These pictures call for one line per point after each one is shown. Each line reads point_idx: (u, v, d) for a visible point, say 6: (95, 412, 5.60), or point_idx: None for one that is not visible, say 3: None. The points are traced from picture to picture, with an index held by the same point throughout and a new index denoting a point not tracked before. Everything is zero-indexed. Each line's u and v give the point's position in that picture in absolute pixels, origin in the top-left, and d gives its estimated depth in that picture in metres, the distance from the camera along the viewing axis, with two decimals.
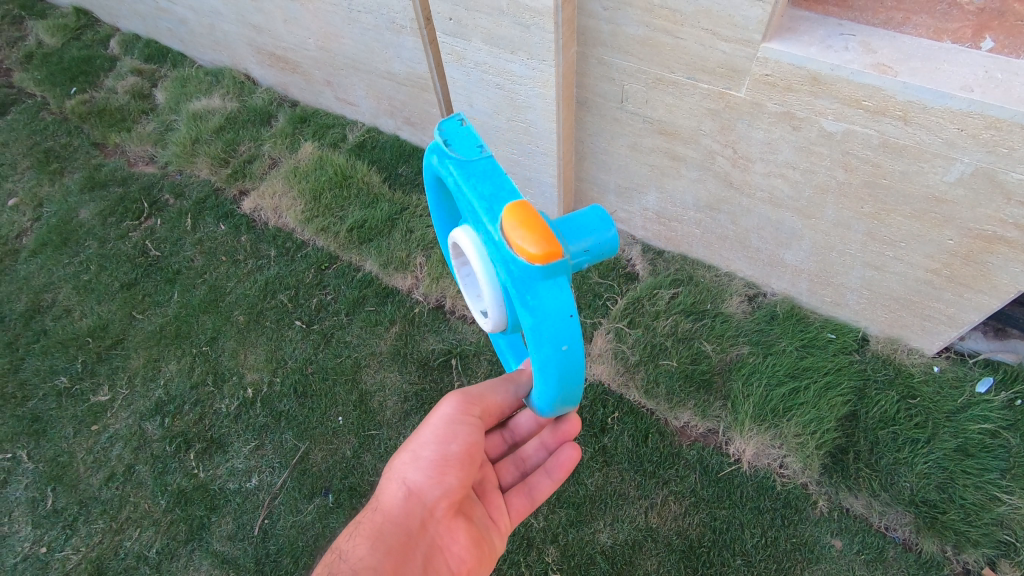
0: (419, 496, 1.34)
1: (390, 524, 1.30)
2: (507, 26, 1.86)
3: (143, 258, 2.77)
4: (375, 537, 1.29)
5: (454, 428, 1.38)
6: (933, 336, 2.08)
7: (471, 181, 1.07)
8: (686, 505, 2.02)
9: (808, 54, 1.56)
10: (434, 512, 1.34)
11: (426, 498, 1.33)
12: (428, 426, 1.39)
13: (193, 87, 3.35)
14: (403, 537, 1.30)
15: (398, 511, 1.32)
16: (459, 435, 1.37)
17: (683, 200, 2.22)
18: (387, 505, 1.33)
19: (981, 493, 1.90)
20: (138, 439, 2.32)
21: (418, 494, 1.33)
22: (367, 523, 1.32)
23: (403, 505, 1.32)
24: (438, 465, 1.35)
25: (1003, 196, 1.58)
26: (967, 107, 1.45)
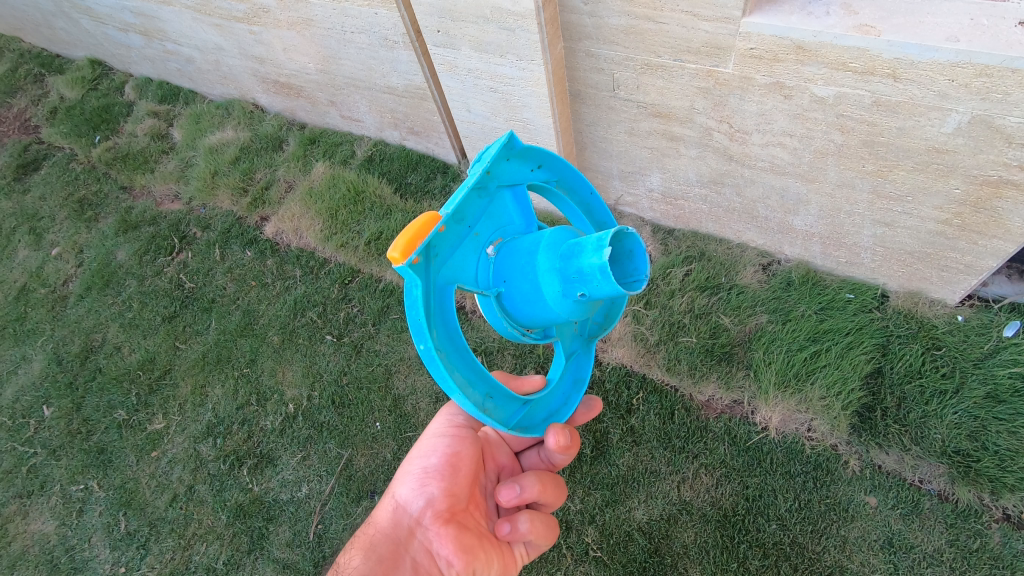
0: (406, 506, 1.37)
1: (382, 535, 1.35)
2: (493, 32, 1.91)
3: (179, 291, 2.93)
4: (369, 550, 1.33)
5: (436, 440, 1.41)
6: (954, 286, 2.08)
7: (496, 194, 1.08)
8: (718, 476, 2.07)
9: (789, 23, 1.55)
10: (426, 523, 1.33)
11: (413, 508, 1.35)
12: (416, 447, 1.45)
13: (207, 123, 3.50)
14: (392, 545, 1.34)
15: (388, 523, 1.36)
16: (438, 448, 1.39)
17: (686, 178, 2.25)
18: (381, 520, 1.38)
19: (1016, 438, 1.90)
20: (195, 460, 2.48)
21: (406, 506, 1.36)
22: (364, 539, 1.37)
23: (391, 519, 1.36)
24: (419, 478, 1.37)
25: (1003, 140, 1.54)
26: (955, 58, 1.42)
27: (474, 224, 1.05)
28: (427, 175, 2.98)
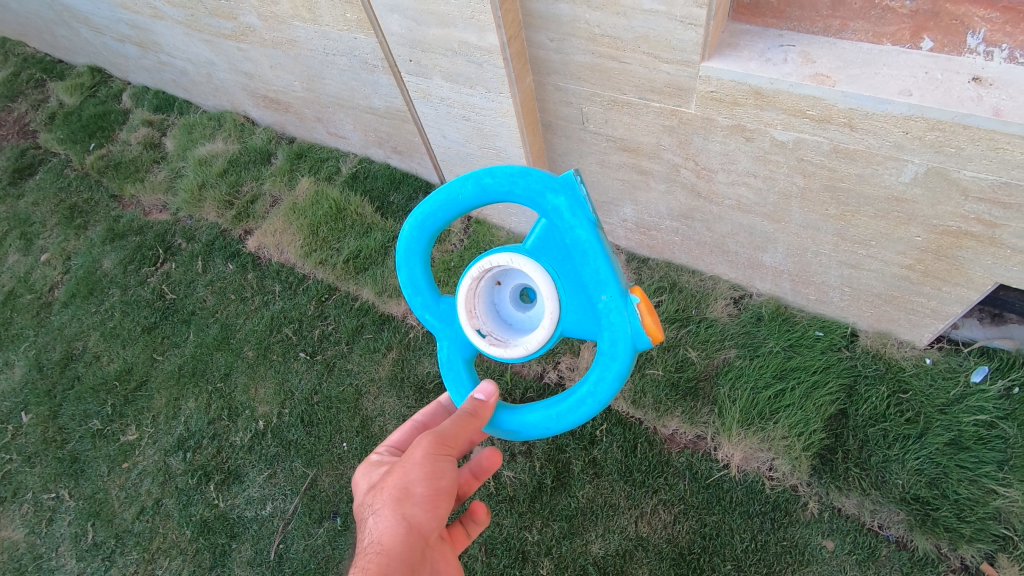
0: (418, 529, 1.18)
1: (393, 562, 1.11)
2: (462, 64, 1.92)
3: (160, 302, 2.97)
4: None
5: (443, 462, 1.25)
6: (923, 329, 2.05)
7: (589, 242, 1.24)
8: (676, 513, 2.06)
9: (746, 70, 1.55)
10: (431, 547, 1.20)
11: (424, 531, 1.18)
12: (409, 461, 1.24)
13: (198, 134, 3.54)
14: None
15: (399, 547, 1.13)
16: (447, 467, 1.25)
17: (657, 211, 2.25)
18: (387, 544, 1.13)
19: (976, 487, 1.88)
20: (164, 473, 2.50)
21: (416, 527, 1.17)
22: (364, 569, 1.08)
23: (401, 543, 1.14)
24: (431, 498, 1.21)
25: (960, 193, 1.53)
26: (907, 111, 1.41)
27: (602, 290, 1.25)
28: (410, 194, 3.00)
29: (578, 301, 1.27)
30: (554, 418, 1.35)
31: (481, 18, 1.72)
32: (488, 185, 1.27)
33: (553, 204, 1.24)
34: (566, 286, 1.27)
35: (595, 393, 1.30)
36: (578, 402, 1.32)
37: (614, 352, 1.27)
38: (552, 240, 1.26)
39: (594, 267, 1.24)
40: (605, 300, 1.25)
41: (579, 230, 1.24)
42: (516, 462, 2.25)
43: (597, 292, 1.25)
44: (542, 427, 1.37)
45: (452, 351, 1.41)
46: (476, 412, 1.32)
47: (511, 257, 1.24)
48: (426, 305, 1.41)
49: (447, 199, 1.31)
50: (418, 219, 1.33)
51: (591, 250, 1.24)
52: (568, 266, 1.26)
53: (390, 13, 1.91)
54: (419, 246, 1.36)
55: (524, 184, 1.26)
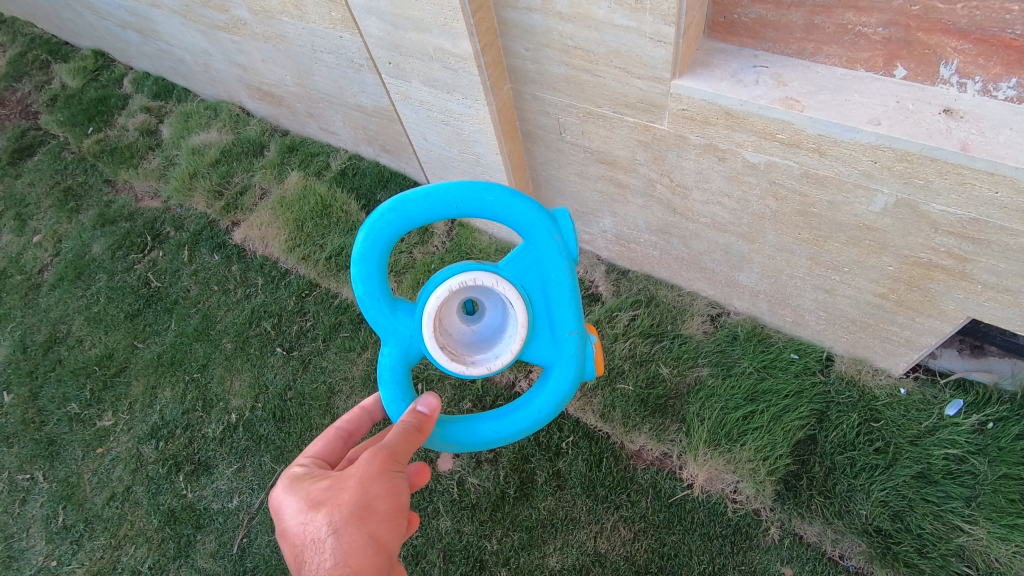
0: (384, 547, 1.03)
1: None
2: (438, 70, 1.91)
3: (145, 289, 2.99)
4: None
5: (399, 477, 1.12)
6: (897, 358, 2.01)
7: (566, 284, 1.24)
8: (636, 530, 2.05)
9: (717, 90, 1.52)
10: (393, 569, 1.05)
11: (389, 551, 1.04)
12: (366, 476, 1.08)
13: (194, 123, 3.56)
14: None
15: (369, 569, 0.98)
16: (402, 483, 1.13)
17: (636, 224, 2.23)
18: (355, 565, 0.96)
19: (941, 522, 1.85)
20: (136, 461, 2.53)
21: (382, 546, 1.02)
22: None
23: (370, 563, 0.98)
24: (394, 514, 1.07)
25: (930, 225, 1.50)
26: (875, 140, 1.38)
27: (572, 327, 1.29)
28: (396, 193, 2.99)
29: (545, 333, 1.28)
30: (500, 429, 1.32)
31: (455, 25, 1.70)
32: (489, 204, 1.15)
33: (548, 240, 1.19)
34: (538, 316, 1.26)
35: (540, 410, 1.33)
36: (525, 417, 1.33)
37: (561, 377, 1.32)
38: (535, 273, 1.22)
39: (568, 308, 1.26)
40: (576, 337, 1.30)
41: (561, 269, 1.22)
42: (481, 469, 2.25)
43: (565, 328, 1.28)
44: (486, 438, 1.33)
45: (395, 358, 1.27)
46: (421, 424, 1.21)
47: (496, 279, 1.15)
48: (378, 308, 1.23)
49: (429, 198, 1.14)
50: (392, 213, 1.14)
51: (569, 291, 1.24)
52: (543, 298, 1.24)
53: (369, 15, 1.90)
54: (381, 243, 1.16)
55: (522, 211, 1.17)
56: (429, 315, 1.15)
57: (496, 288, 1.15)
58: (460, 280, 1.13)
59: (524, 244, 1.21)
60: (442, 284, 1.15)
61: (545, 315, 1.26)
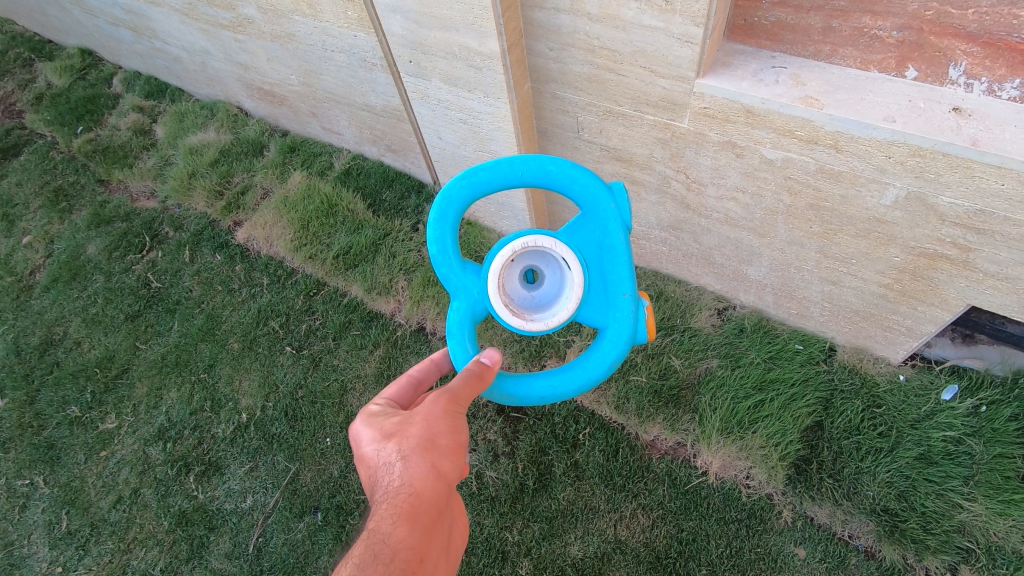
0: (443, 476, 1.13)
1: (424, 506, 1.07)
2: (462, 68, 1.96)
3: (145, 290, 2.94)
4: (413, 521, 1.04)
5: (459, 419, 1.21)
6: (897, 346, 2.11)
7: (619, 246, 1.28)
8: (654, 517, 2.10)
9: (739, 88, 1.60)
10: (452, 496, 1.16)
11: (448, 480, 1.14)
12: (430, 414, 1.18)
13: (190, 122, 3.52)
14: (436, 516, 1.08)
15: (429, 492, 1.09)
16: (464, 423, 1.21)
17: (647, 221, 2.30)
18: (417, 488, 1.08)
19: (943, 500, 1.95)
20: (143, 463, 2.49)
21: (443, 476, 1.13)
22: (396, 511, 1.04)
23: (432, 487, 1.10)
24: (454, 450, 1.16)
25: (937, 218, 1.60)
26: (891, 137, 1.47)
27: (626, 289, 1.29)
28: (402, 193, 3.01)
29: (598, 294, 1.30)
30: (554, 387, 1.29)
31: (483, 24, 1.74)
32: (549, 173, 1.26)
33: (604, 206, 1.27)
34: (592, 280, 1.30)
35: (595, 370, 1.28)
36: (579, 376, 1.28)
37: (617, 341, 1.28)
38: (591, 239, 1.29)
39: (622, 270, 1.28)
40: (631, 299, 1.28)
41: (616, 233, 1.28)
42: (499, 463, 2.28)
43: (619, 289, 1.29)
44: (539, 395, 1.30)
45: (463, 312, 1.32)
46: (484, 371, 1.24)
47: (554, 241, 1.22)
48: (449, 267, 1.32)
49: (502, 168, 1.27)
50: (464, 180, 1.28)
51: (623, 253, 1.28)
52: (597, 263, 1.30)
53: (393, 14, 1.95)
54: (457, 206, 1.29)
55: (582, 182, 1.27)
56: (495, 274, 1.23)
57: (553, 250, 1.23)
58: (523, 242, 1.22)
59: (581, 213, 1.30)
60: (507, 246, 1.23)
61: (599, 277, 1.30)
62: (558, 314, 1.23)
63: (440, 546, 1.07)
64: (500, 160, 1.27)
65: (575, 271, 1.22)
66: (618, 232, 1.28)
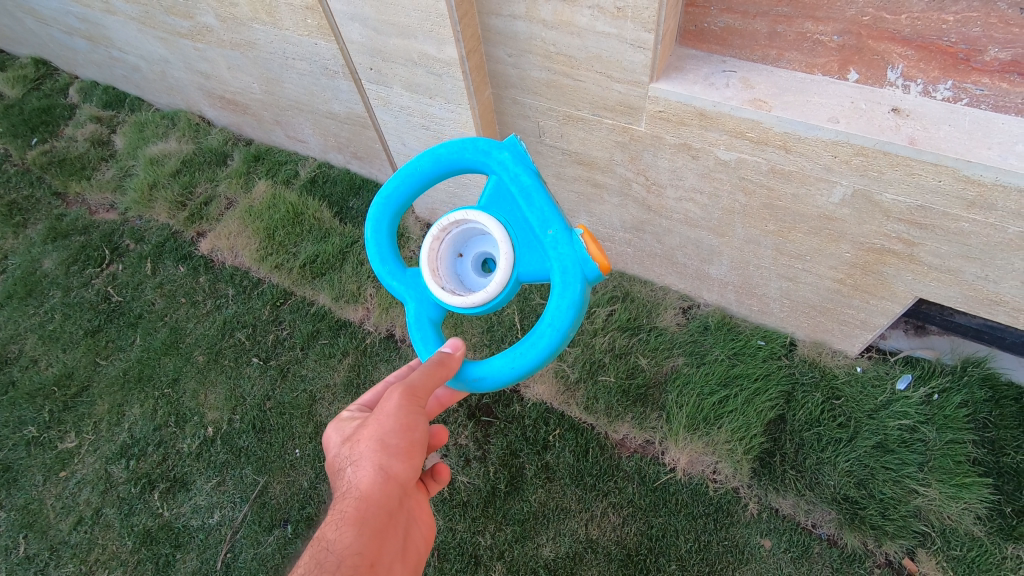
0: (395, 477, 1.13)
1: (373, 509, 1.07)
2: (421, 75, 1.97)
3: (105, 304, 2.87)
4: (360, 525, 1.04)
5: (415, 416, 1.20)
6: (853, 339, 2.18)
7: (527, 188, 1.23)
8: (625, 515, 2.13)
9: (691, 92, 1.65)
10: (410, 496, 1.15)
11: (402, 481, 1.13)
12: (384, 413, 1.19)
13: (150, 132, 3.45)
14: (386, 518, 1.08)
15: (379, 494, 1.09)
16: (421, 420, 1.21)
17: (611, 223, 2.34)
18: (365, 490, 1.09)
19: (900, 486, 2.02)
20: (105, 482, 2.42)
21: (395, 476, 1.13)
22: (342, 515, 1.05)
23: (383, 490, 1.10)
24: (407, 449, 1.16)
25: (882, 214, 1.66)
26: (835, 137, 1.53)
27: (548, 226, 1.20)
28: (369, 200, 3.00)
29: (529, 246, 1.24)
30: (518, 362, 1.23)
31: (441, 31, 1.76)
32: (445, 156, 1.29)
33: (499, 157, 1.25)
34: (517, 234, 1.25)
35: (553, 326, 1.18)
36: (540, 340, 1.20)
37: (565, 282, 1.18)
38: (505, 192, 1.25)
39: (540, 208, 1.21)
40: (557, 234, 1.20)
41: (522, 177, 1.24)
42: (470, 467, 2.28)
43: (542, 227, 1.21)
44: (509, 376, 1.25)
45: (420, 312, 1.33)
46: (445, 359, 1.24)
47: (466, 211, 1.23)
48: (394, 274, 1.35)
49: (407, 175, 1.32)
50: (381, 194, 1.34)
51: (532, 192, 1.22)
52: (517, 215, 1.24)
53: (351, 22, 1.95)
54: (386, 222, 1.34)
55: (473, 148, 1.28)
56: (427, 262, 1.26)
57: (471, 220, 1.23)
58: (439, 225, 1.24)
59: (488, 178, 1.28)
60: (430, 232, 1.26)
61: (521, 225, 1.24)
62: (495, 277, 1.20)
63: (393, 549, 1.06)
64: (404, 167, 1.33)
65: (493, 228, 1.21)
66: (524, 175, 1.23)
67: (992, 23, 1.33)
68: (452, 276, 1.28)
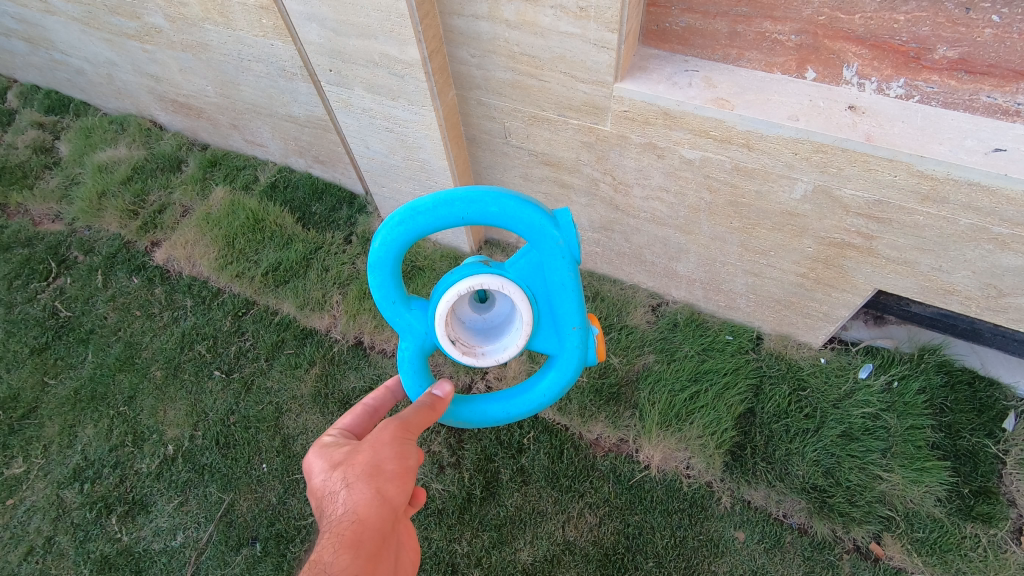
0: (389, 502, 1.08)
1: (368, 532, 1.01)
2: (383, 76, 1.93)
3: (53, 320, 2.72)
4: (356, 548, 0.97)
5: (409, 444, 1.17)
6: (817, 331, 2.23)
7: (567, 284, 1.22)
8: (601, 515, 2.13)
9: (656, 91, 1.65)
10: (400, 524, 1.10)
11: (394, 507, 1.08)
12: (377, 441, 1.15)
13: (98, 138, 3.29)
14: (380, 542, 1.02)
15: (374, 517, 1.04)
16: (412, 449, 1.18)
17: (579, 223, 2.33)
18: (360, 513, 1.03)
19: (865, 473, 2.08)
20: (57, 508, 2.29)
21: (388, 502, 1.08)
22: (339, 537, 0.98)
23: (377, 512, 1.05)
24: (401, 475, 1.12)
25: (842, 209, 1.71)
26: (795, 134, 1.56)
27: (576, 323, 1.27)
28: (333, 205, 2.92)
29: (549, 326, 1.29)
30: (508, 409, 1.36)
31: (402, 31, 1.72)
32: (493, 215, 1.17)
33: (551, 243, 1.19)
34: (541, 313, 1.27)
35: (546, 394, 1.34)
36: (533, 400, 1.35)
37: (569, 367, 1.32)
38: (540, 275, 1.23)
39: (571, 305, 1.25)
40: (579, 330, 1.28)
41: (566, 274, 1.22)
42: (444, 474, 2.24)
43: (569, 322, 1.27)
44: (495, 418, 1.38)
45: (412, 350, 1.33)
46: (436, 403, 1.27)
47: (501, 282, 1.17)
48: (393, 308, 1.29)
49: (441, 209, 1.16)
50: (401, 225, 1.17)
51: (572, 289, 1.23)
52: (547, 298, 1.25)
53: (308, 23, 1.89)
54: (395, 251, 1.20)
55: (526, 220, 1.18)
56: (443, 314, 1.20)
57: (503, 291, 1.18)
58: (468, 285, 1.16)
59: (526, 247, 1.22)
60: (451, 287, 1.18)
61: (547, 309, 1.27)
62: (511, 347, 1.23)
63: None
64: (438, 199, 1.17)
65: (524, 311, 1.20)
66: (568, 271, 1.21)
67: (941, 22, 1.37)
68: (456, 321, 1.26)
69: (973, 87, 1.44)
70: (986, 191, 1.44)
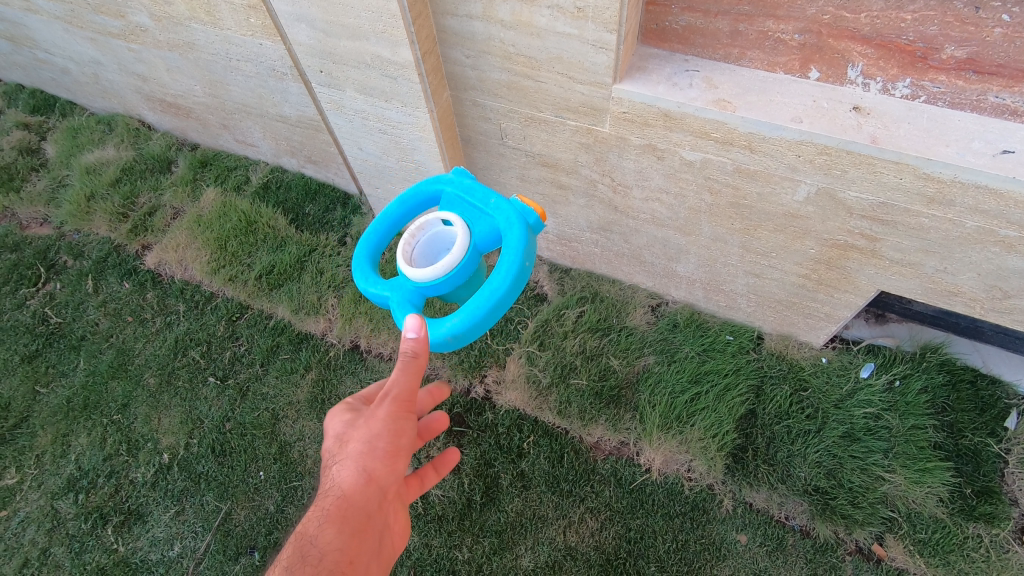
0: (378, 480, 1.11)
1: (354, 509, 1.06)
2: (376, 78, 1.88)
3: (43, 327, 2.68)
4: (341, 523, 1.04)
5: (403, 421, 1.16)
6: (818, 331, 2.20)
7: (469, 184, 1.36)
8: (602, 519, 2.11)
9: (655, 93, 1.61)
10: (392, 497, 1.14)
11: (383, 485, 1.12)
12: (373, 415, 1.15)
13: (85, 139, 3.23)
14: (366, 518, 1.07)
15: (361, 495, 1.08)
16: (408, 425, 1.17)
17: (577, 224, 2.30)
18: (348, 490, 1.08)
19: (867, 474, 2.06)
20: (52, 519, 2.27)
21: (377, 480, 1.11)
22: (325, 513, 1.05)
23: (363, 491, 1.09)
24: (392, 453, 1.14)
25: (846, 211, 1.68)
26: (798, 136, 1.52)
27: (487, 198, 1.31)
28: (327, 205, 2.87)
29: (476, 222, 1.31)
30: (485, 300, 1.19)
31: (394, 32, 1.67)
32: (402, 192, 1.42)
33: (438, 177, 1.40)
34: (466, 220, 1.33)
35: (505, 261, 1.20)
36: (505, 270, 1.19)
37: (509, 228, 1.24)
38: (456, 199, 1.36)
39: (481, 189, 1.34)
40: (495, 199, 1.30)
41: (464, 180, 1.37)
42: (444, 480, 2.23)
43: (484, 199, 1.32)
44: (483, 313, 1.20)
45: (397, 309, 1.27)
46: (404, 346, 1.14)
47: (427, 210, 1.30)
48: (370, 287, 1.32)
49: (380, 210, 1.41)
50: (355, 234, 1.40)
51: (474, 184, 1.36)
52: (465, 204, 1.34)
53: (297, 23, 1.84)
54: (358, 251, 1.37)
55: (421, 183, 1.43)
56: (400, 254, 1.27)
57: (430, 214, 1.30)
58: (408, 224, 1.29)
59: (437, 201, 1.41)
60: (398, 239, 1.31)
61: (467, 211, 1.34)
62: (459, 242, 1.24)
63: (369, 551, 1.05)
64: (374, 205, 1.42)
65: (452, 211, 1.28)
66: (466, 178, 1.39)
67: (949, 21, 1.33)
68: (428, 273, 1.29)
69: (981, 87, 1.40)
70: (993, 193, 1.41)
